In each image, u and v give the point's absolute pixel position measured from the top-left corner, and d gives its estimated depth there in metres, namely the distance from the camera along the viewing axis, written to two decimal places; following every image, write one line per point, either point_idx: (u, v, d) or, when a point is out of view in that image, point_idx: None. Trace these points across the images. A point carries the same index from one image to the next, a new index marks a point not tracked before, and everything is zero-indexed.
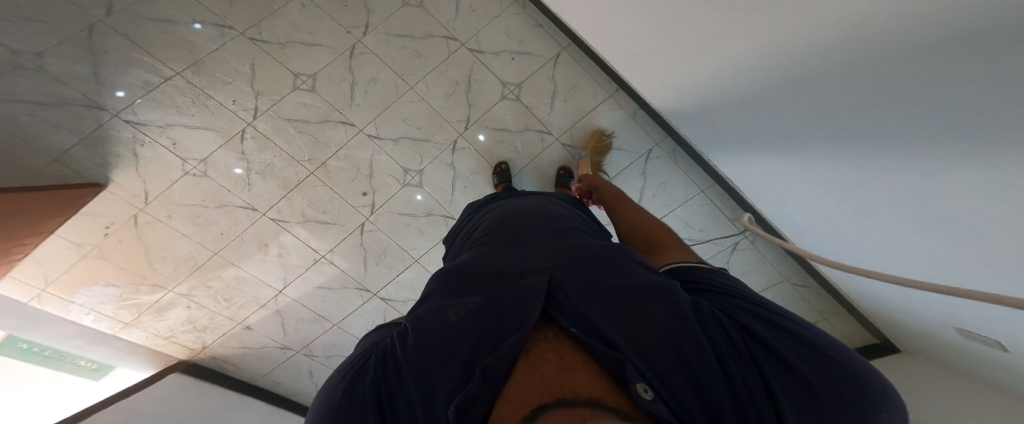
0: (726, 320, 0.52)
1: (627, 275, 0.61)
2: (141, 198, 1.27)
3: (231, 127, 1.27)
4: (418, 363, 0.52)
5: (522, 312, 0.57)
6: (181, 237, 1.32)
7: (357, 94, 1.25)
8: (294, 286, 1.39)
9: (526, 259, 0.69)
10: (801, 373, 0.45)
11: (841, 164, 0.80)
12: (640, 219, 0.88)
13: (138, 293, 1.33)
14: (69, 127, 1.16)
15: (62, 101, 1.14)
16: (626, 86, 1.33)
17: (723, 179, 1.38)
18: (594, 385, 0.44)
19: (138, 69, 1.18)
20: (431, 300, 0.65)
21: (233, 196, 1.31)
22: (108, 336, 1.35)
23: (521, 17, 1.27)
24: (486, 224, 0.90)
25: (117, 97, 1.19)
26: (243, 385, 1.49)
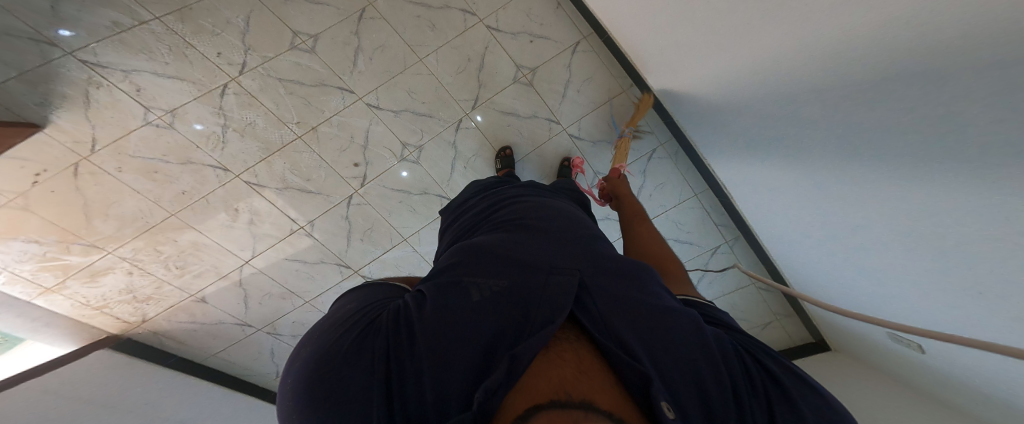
0: (747, 359, 0.54)
1: (655, 292, 0.60)
2: (87, 145, 1.11)
3: (211, 80, 1.16)
4: (435, 346, 0.50)
5: (549, 307, 0.54)
6: (131, 193, 1.16)
7: (361, 61, 1.21)
8: (263, 257, 1.26)
9: (556, 252, 0.65)
10: (800, 414, 0.48)
11: (806, 165, 0.88)
12: (657, 247, 0.85)
13: (66, 253, 1.13)
14: (8, 60, 1.02)
15: (6, 32, 1.00)
16: (641, 83, 1.39)
17: (717, 185, 1.47)
18: (611, 396, 0.43)
19: (107, 8, 1.06)
20: (456, 275, 0.62)
21: (203, 153, 1.19)
22: (20, 302, 1.13)
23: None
24: (508, 208, 0.85)
25: (61, 35, 1.04)
26: (189, 366, 1.30)
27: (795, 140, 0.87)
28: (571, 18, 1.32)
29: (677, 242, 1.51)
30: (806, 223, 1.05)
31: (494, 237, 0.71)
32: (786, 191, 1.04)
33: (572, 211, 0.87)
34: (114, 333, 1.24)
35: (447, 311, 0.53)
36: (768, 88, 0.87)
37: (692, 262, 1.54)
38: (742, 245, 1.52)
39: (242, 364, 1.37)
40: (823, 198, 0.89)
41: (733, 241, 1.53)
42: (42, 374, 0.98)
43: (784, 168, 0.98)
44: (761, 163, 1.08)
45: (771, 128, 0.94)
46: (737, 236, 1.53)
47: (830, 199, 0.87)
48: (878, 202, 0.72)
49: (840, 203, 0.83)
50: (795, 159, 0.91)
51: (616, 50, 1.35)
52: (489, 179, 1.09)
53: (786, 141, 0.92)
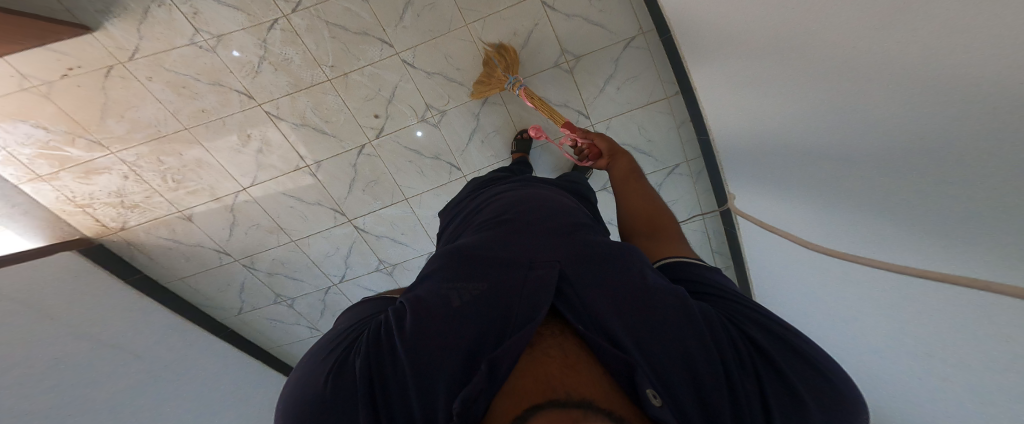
0: (737, 332, 0.44)
1: (637, 270, 0.50)
2: (128, 53, 1.10)
3: (264, 13, 1.12)
4: (414, 353, 0.41)
5: (531, 305, 0.45)
6: (153, 101, 1.14)
7: (408, 15, 1.17)
8: (261, 187, 1.22)
9: (534, 244, 0.55)
10: (801, 399, 0.40)
11: (792, 164, 0.78)
12: (640, 203, 0.78)
13: (69, 145, 1.12)
14: None
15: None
16: (687, 92, 1.25)
17: (727, 214, 1.31)
18: (603, 390, 0.36)
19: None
20: (428, 279, 0.53)
21: (233, 78, 1.16)
22: (8, 184, 1.11)
23: None
24: (491, 205, 0.76)
25: None
26: (150, 288, 1.28)
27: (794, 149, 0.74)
28: (634, 7, 1.20)
29: None
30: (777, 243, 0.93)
31: (476, 236, 0.62)
32: (762, 205, 0.95)
33: (554, 198, 0.77)
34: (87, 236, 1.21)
35: (417, 313, 0.45)
36: (771, 85, 0.76)
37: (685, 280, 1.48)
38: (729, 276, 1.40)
39: (206, 294, 1.36)
40: (796, 202, 0.78)
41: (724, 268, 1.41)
42: (36, 258, 1.00)
43: (764, 174, 0.92)
44: (755, 196, 1.00)
45: (772, 139, 0.83)
46: (729, 264, 1.40)
47: (799, 207, 0.77)
48: (838, 206, 0.64)
49: (807, 208, 0.75)
50: (774, 175, 0.87)
51: (673, 52, 1.21)
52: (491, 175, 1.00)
53: (778, 142, 0.81)
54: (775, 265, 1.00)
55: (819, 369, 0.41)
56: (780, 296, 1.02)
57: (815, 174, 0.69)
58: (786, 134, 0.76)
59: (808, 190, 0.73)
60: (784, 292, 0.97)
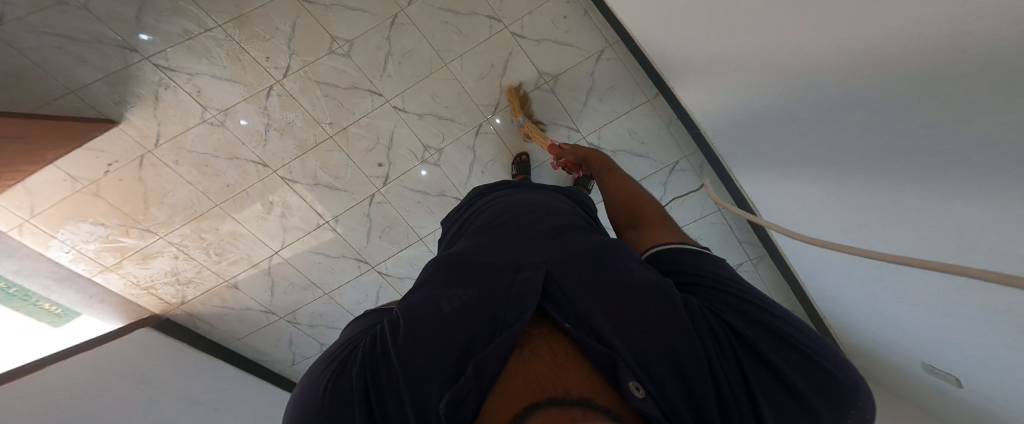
0: (725, 327, 0.49)
1: (621, 268, 0.57)
2: (151, 140, 1.28)
3: (260, 82, 1.30)
4: (408, 358, 0.49)
5: (517, 307, 0.53)
6: (184, 183, 1.29)
7: (390, 65, 1.28)
8: (290, 248, 1.35)
9: (523, 252, 0.64)
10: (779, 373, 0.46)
11: (810, 162, 0.82)
12: (627, 188, 0.82)
13: (124, 235, 1.30)
14: (94, 64, 1.22)
15: (98, 41, 1.20)
16: (668, 93, 1.30)
17: (744, 203, 1.31)
18: (590, 385, 0.42)
19: (181, 18, 1.24)
20: (423, 287, 0.62)
21: (246, 150, 1.29)
22: (84, 278, 1.31)
23: (572, 6, 1.24)
24: (487, 212, 0.86)
25: (142, 39, 1.23)
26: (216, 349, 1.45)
27: (847, 182, 0.72)
28: (596, 23, 1.26)
29: None
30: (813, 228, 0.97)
31: (469, 243, 0.71)
32: (791, 192, 0.96)
33: (548, 202, 0.85)
34: (156, 312, 1.39)
35: (414, 320, 0.53)
36: (801, 120, 0.77)
37: None
38: (767, 265, 1.42)
39: (263, 349, 1.52)
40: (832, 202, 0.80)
41: (759, 259, 1.43)
42: (105, 342, 1.17)
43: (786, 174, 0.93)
44: (768, 184, 1.06)
45: (801, 159, 0.84)
46: (762, 254, 1.42)
47: (834, 205, 0.79)
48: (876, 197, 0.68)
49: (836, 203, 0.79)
50: (792, 171, 0.90)
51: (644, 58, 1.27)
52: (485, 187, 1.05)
53: (823, 186, 0.80)
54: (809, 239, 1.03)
55: (804, 353, 0.47)
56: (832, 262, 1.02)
57: (886, 219, 0.67)
58: (830, 182, 0.77)
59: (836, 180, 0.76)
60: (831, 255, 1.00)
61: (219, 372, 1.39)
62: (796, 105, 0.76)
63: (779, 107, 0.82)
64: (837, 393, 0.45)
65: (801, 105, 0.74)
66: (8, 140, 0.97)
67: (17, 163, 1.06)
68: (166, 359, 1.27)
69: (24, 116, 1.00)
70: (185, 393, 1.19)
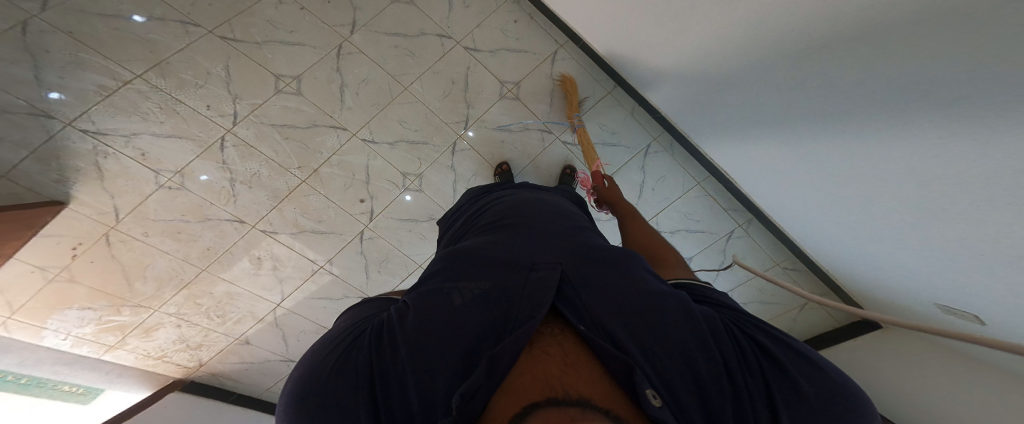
0: (737, 332, 0.55)
1: (638, 274, 0.64)
2: (111, 215, 1.22)
3: (209, 135, 1.23)
4: (418, 350, 0.52)
5: (530, 306, 0.57)
6: (162, 254, 1.27)
7: (347, 96, 1.22)
8: (292, 299, 1.39)
9: (536, 252, 0.69)
10: (796, 388, 0.49)
11: (835, 148, 0.83)
12: (651, 238, 0.89)
13: (118, 314, 1.29)
14: (13, 139, 1.10)
15: (0, 110, 1.07)
16: (625, 83, 1.40)
17: (718, 171, 1.43)
18: (596, 385, 0.47)
19: (91, 73, 1.13)
20: (435, 279, 0.65)
21: (217, 209, 1.26)
22: (92, 359, 1.32)
23: (519, 15, 1.30)
24: (496, 209, 0.91)
25: (51, 98, 1.11)
26: (248, 400, 1.52)
27: (862, 151, 0.77)
28: (544, 27, 1.33)
29: (686, 232, 1.48)
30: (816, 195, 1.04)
31: (481, 240, 0.75)
32: (799, 167, 1.00)
33: (557, 207, 0.91)
34: (179, 377, 1.43)
35: (427, 313, 0.57)
36: (805, 101, 0.82)
37: (707, 252, 1.49)
38: (758, 227, 1.46)
39: None
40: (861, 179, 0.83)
41: (747, 224, 1.47)
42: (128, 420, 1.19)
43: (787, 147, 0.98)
44: (753, 153, 1.14)
45: (796, 129, 0.90)
46: (750, 218, 1.47)
47: (867, 180, 0.82)
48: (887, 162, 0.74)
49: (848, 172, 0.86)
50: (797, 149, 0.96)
51: (595, 55, 1.37)
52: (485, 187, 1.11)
53: (838, 159, 0.84)
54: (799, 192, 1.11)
55: (822, 369, 0.51)
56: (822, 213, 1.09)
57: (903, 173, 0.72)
58: (849, 159, 0.81)
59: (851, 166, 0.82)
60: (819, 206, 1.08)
61: None
62: (798, 99, 0.83)
63: (774, 93, 0.89)
64: (851, 410, 0.47)
65: (805, 88, 0.80)
66: None
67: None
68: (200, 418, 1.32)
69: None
70: None
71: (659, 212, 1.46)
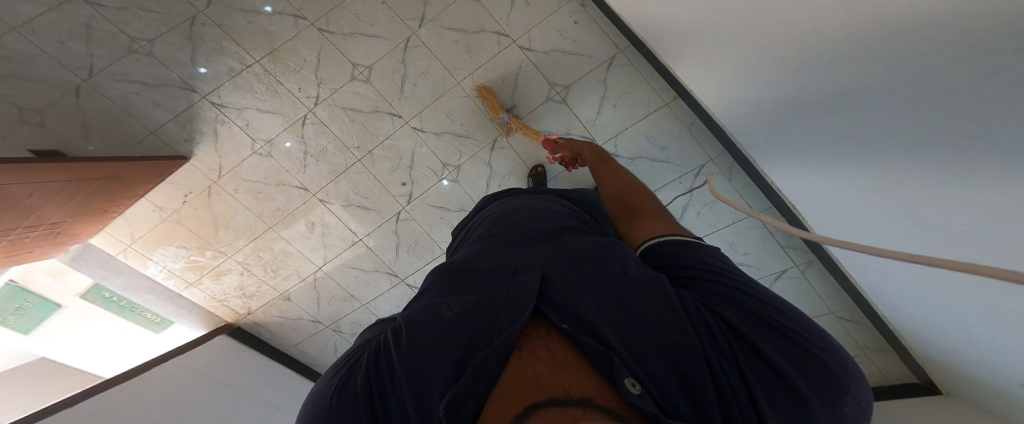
0: (718, 318, 0.50)
1: (615, 266, 0.59)
2: (215, 171, 1.48)
3: (296, 112, 1.43)
4: (410, 364, 0.50)
5: (514, 309, 0.55)
6: (243, 209, 1.49)
7: (407, 87, 1.34)
8: (331, 264, 1.51)
9: (520, 257, 0.67)
10: (778, 368, 0.45)
11: (890, 173, 0.69)
12: (621, 181, 0.83)
13: (202, 256, 1.53)
14: (166, 105, 1.41)
15: (163, 83, 1.39)
16: (686, 95, 1.28)
17: (781, 200, 1.23)
18: (588, 383, 0.42)
19: (225, 56, 1.39)
20: (424, 295, 0.64)
21: (290, 176, 1.45)
22: (174, 293, 1.58)
23: (579, 14, 1.26)
24: (489, 221, 0.90)
25: (200, 73, 1.40)
26: (277, 354, 1.67)
27: (919, 180, 0.63)
28: (605, 30, 1.28)
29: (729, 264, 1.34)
30: (853, 227, 0.89)
31: (470, 251, 0.74)
32: (851, 204, 0.85)
33: (548, 209, 0.88)
34: (229, 321, 1.64)
35: (414, 326, 0.55)
36: (853, 123, 0.70)
37: None
38: (817, 271, 1.28)
39: (314, 355, 1.70)
40: (912, 214, 0.69)
41: (807, 265, 1.29)
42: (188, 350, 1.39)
43: (839, 176, 0.84)
44: (800, 176, 1.01)
45: (851, 148, 0.74)
46: (811, 259, 1.29)
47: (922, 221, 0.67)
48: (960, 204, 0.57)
49: (891, 205, 0.74)
50: (848, 165, 0.79)
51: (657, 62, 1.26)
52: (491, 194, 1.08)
53: (889, 187, 0.71)
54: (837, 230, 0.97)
55: (800, 341, 0.46)
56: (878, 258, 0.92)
57: (942, 217, 0.62)
58: (909, 187, 0.66)
59: (905, 196, 0.68)
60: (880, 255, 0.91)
61: (279, 373, 1.61)
62: (848, 117, 0.70)
63: (823, 111, 0.77)
64: (838, 384, 0.44)
65: (857, 111, 0.67)
66: (106, 181, 1.20)
67: (94, 205, 1.25)
68: (237, 362, 1.50)
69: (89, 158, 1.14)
70: (250, 391, 1.41)
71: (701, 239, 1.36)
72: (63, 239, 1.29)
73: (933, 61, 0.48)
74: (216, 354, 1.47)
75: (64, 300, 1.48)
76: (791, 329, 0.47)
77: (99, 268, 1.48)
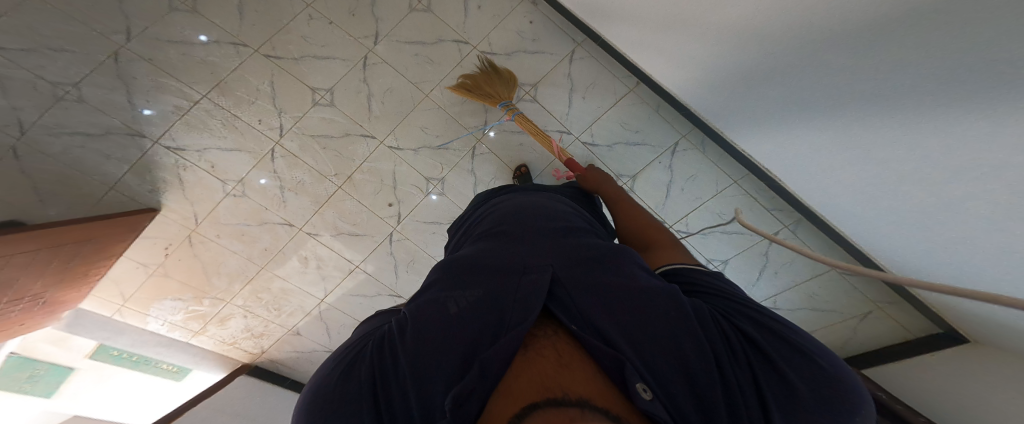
0: (728, 326, 0.57)
1: (629, 273, 0.64)
2: (192, 219, 1.42)
3: (261, 146, 1.36)
4: (417, 356, 0.53)
5: (523, 310, 0.58)
6: (231, 253, 1.46)
7: (374, 105, 1.29)
8: (334, 295, 1.52)
9: (528, 257, 0.70)
10: (786, 377, 0.50)
11: (874, 143, 0.71)
12: (640, 219, 0.93)
13: (200, 304, 1.51)
14: (117, 156, 1.32)
15: (107, 131, 1.29)
16: (648, 79, 1.31)
17: (756, 166, 1.29)
18: (591, 383, 0.46)
19: (168, 95, 1.30)
20: (430, 289, 0.67)
21: (271, 213, 1.41)
22: (183, 343, 1.57)
23: (533, 14, 1.28)
24: (492, 215, 0.93)
25: (145, 114, 1.30)
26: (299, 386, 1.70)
27: (905, 144, 0.65)
28: (561, 26, 1.30)
29: (721, 233, 1.39)
30: (853, 193, 0.92)
31: (476, 247, 0.77)
32: (840, 171, 0.88)
33: (554, 208, 0.92)
34: (246, 362, 1.65)
35: (423, 321, 0.58)
36: (835, 98, 0.71)
37: (747, 254, 1.39)
38: (806, 229, 1.32)
39: None
40: (911, 181, 0.71)
41: (796, 225, 1.33)
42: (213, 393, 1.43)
43: (823, 146, 0.86)
44: (773, 146, 1.05)
45: (838, 121, 0.75)
46: (798, 218, 1.33)
47: (919, 184, 0.70)
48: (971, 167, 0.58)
49: (882, 174, 0.76)
50: (829, 134, 0.81)
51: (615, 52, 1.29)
52: (490, 191, 1.10)
53: (872, 152, 0.73)
54: (829, 193, 1.01)
55: (805, 355, 0.52)
56: (856, 214, 0.99)
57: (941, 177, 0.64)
58: (895, 153, 0.68)
59: (896, 164, 0.70)
60: (865, 216, 0.96)
61: None
62: (822, 92, 0.72)
63: (795, 87, 0.78)
64: (838, 398, 0.48)
65: (831, 86, 0.69)
66: (78, 246, 1.15)
67: (75, 272, 1.21)
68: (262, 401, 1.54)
69: (63, 226, 1.10)
70: None
71: (690, 213, 1.39)
72: (49, 311, 1.25)
73: (924, 36, 0.48)
74: (239, 397, 1.49)
75: (75, 363, 1.46)
76: (798, 344, 0.53)
77: (99, 331, 1.45)
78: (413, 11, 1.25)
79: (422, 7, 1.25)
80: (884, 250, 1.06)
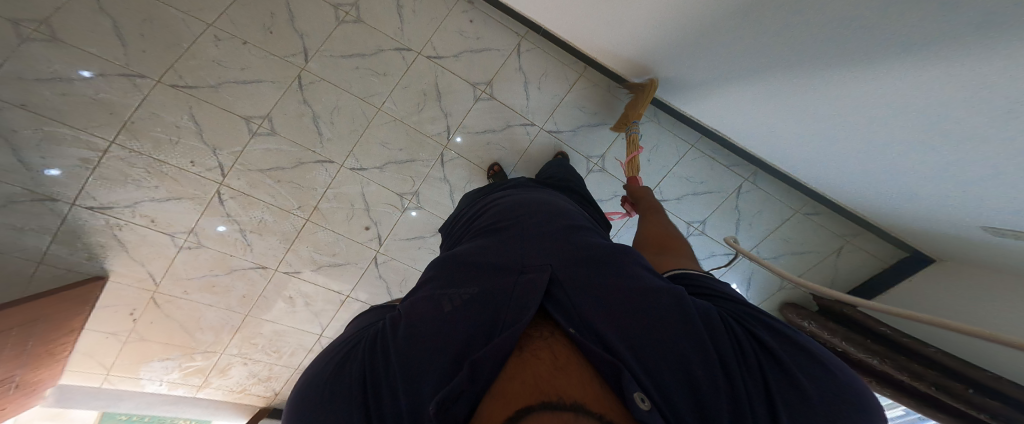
0: (737, 330, 0.50)
1: (636, 274, 0.58)
2: (149, 280, 1.28)
3: (204, 191, 1.20)
4: (408, 357, 0.44)
5: (519, 306, 0.49)
6: (208, 307, 1.36)
7: (323, 128, 1.19)
8: (332, 328, 1.48)
9: (529, 252, 0.61)
10: (798, 384, 0.44)
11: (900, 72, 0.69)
12: (658, 230, 0.90)
13: (193, 359, 1.44)
14: (34, 227, 1.13)
15: (8, 200, 1.09)
16: (595, 63, 1.31)
17: (708, 130, 1.37)
18: (591, 391, 0.37)
19: (68, 146, 1.08)
20: (426, 289, 0.59)
21: (239, 259, 1.30)
22: (188, 397, 1.51)
23: (471, 13, 1.21)
24: (492, 211, 0.85)
25: (51, 175, 1.09)
26: None
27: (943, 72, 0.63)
28: (501, 21, 1.23)
29: (692, 196, 1.44)
30: (846, 139, 0.95)
31: (474, 243, 0.69)
32: (829, 117, 0.91)
33: (555, 204, 0.85)
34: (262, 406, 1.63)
35: (416, 320, 0.49)
36: (860, 36, 0.69)
37: (721, 212, 1.45)
38: (764, 177, 1.43)
39: None
40: (925, 113, 0.73)
41: (754, 176, 1.43)
42: None
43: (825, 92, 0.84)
44: (763, 106, 1.04)
45: (860, 58, 0.72)
46: (754, 170, 1.43)
47: (936, 113, 0.72)
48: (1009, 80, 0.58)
49: (889, 110, 0.78)
50: (832, 83, 0.81)
51: (560, 42, 1.27)
52: (486, 187, 1.04)
53: (896, 87, 0.72)
54: (809, 140, 1.05)
55: (819, 366, 0.47)
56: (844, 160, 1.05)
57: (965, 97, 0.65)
58: (918, 91, 0.69)
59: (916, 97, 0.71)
60: (852, 157, 1.01)
61: None
62: (846, 31, 0.69)
63: (810, 29, 0.75)
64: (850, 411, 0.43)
65: (858, 26, 0.67)
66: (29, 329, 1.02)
67: (39, 353, 1.10)
68: None
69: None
70: None
71: (660, 182, 1.42)
72: (30, 392, 1.17)
73: None
74: None
75: None
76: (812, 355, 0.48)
77: (94, 401, 1.38)
78: (343, 23, 1.15)
79: (353, 18, 1.15)
80: (855, 185, 1.17)
